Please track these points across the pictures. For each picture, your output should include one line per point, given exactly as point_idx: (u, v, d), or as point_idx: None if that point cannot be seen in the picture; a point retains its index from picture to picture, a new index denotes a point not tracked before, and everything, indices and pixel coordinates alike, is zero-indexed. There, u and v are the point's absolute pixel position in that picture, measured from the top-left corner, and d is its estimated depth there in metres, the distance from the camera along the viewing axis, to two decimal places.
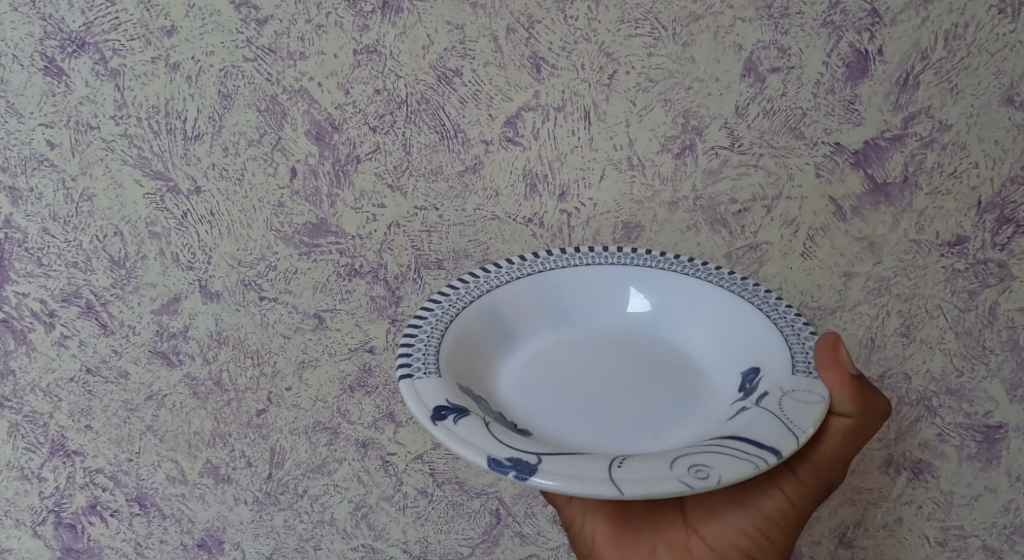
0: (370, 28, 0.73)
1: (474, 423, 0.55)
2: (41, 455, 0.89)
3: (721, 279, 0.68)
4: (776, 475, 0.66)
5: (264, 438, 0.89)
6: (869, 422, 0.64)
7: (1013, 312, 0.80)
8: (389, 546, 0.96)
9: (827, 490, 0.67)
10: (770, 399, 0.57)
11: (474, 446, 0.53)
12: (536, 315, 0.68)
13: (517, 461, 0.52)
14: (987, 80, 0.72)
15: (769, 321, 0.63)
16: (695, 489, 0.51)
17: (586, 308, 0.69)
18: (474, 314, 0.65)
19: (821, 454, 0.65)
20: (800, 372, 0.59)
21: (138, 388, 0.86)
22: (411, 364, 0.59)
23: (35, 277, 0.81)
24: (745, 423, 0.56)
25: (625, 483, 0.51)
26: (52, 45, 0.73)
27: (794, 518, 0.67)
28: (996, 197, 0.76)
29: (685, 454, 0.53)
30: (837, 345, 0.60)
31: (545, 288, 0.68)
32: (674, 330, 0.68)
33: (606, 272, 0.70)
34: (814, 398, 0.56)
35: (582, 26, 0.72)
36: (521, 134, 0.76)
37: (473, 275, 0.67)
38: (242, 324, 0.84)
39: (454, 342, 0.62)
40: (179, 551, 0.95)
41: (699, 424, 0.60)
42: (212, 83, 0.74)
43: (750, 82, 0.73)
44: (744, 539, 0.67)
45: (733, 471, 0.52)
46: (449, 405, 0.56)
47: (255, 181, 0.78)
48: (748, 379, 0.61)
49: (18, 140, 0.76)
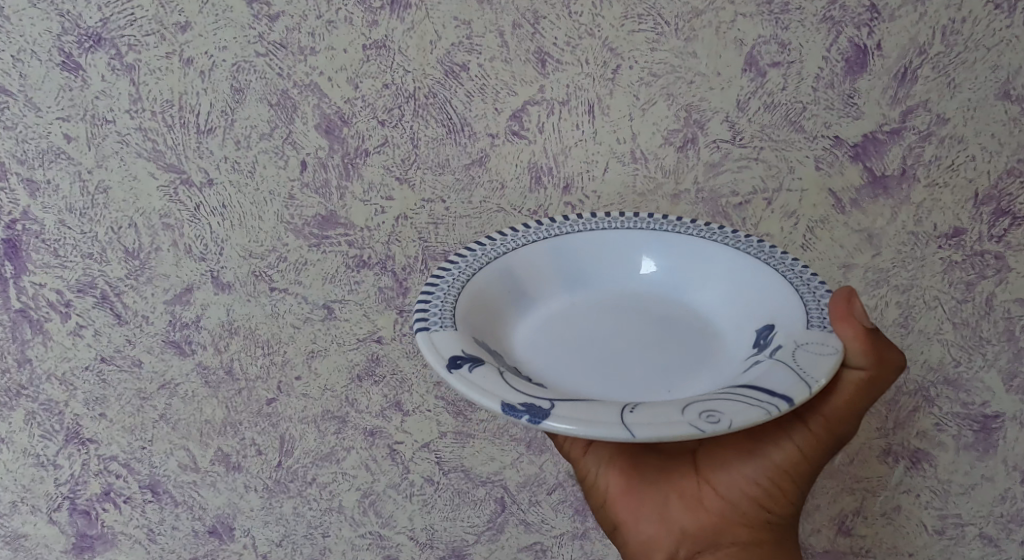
0: (379, 24, 0.74)
1: (489, 372, 0.57)
2: (56, 443, 0.91)
3: (736, 242, 0.69)
4: (787, 427, 0.67)
5: (274, 426, 0.91)
6: (883, 376, 0.63)
7: (1010, 303, 0.81)
8: (395, 533, 0.98)
9: (841, 441, 0.67)
10: (783, 350, 0.58)
11: (488, 392, 0.55)
12: (551, 277, 0.69)
13: (530, 406, 0.54)
14: (984, 75, 0.74)
15: (784, 280, 0.64)
16: (707, 434, 0.53)
17: (601, 271, 0.71)
18: (492, 274, 0.67)
19: (832, 407, 0.65)
20: (814, 327, 0.60)
21: (151, 377, 0.88)
22: (427, 320, 0.61)
23: (51, 267, 0.83)
24: (758, 374, 0.57)
25: (638, 426, 0.53)
26: (70, 40, 0.74)
27: (804, 469, 0.68)
28: (992, 189, 0.77)
29: (697, 400, 0.55)
30: (852, 298, 0.61)
31: (562, 251, 0.70)
32: (688, 291, 0.69)
33: (620, 235, 0.71)
34: (826, 349, 0.58)
35: (587, 22, 0.74)
36: (526, 128, 0.78)
37: (488, 238, 0.69)
38: (253, 314, 0.85)
39: (469, 300, 0.64)
40: (190, 538, 0.98)
41: (712, 378, 0.61)
42: (225, 78, 0.76)
43: (751, 77, 0.75)
44: (754, 488, 0.69)
45: (744, 415, 0.53)
46: (465, 355, 0.58)
47: (266, 174, 0.80)
48: (762, 335, 0.62)
49: (36, 133, 0.78)
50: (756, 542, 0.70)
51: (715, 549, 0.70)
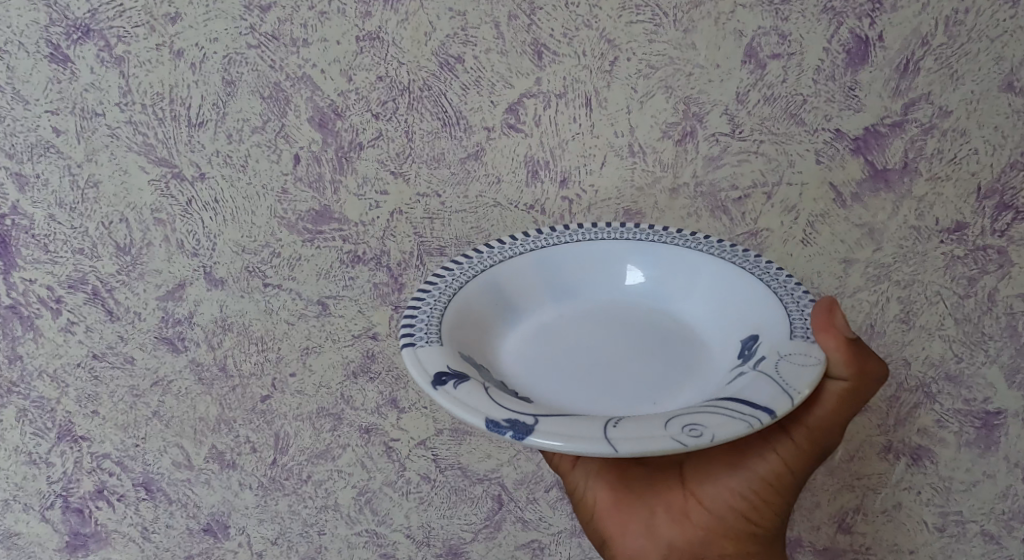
0: (372, 15, 0.73)
1: (474, 387, 0.56)
2: (48, 440, 0.90)
3: (722, 251, 0.68)
4: (770, 438, 0.67)
5: (269, 424, 0.90)
6: (864, 386, 0.63)
7: (1012, 298, 0.80)
8: (392, 531, 0.97)
9: (825, 453, 0.67)
10: (767, 362, 0.57)
11: (471, 409, 0.54)
12: (539, 289, 0.68)
13: (514, 422, 0.53)
14: (987, 66, 0.72)
15: (769, 289, 0.63)
16: (689, 447, 0.52)
17: (589, 282, 0.70)
18: (479, 287, 0.66)
19: (815, 418, 0.65)
20: (797, 337, 0.59)
21: (144, 374, 0.87)
22: (413, 334, 0.60)
23: (41, 263, 0.82)
24: (741, 386, 0.56)
25: (620, 441, 0.52)
26: (58, 32, 0.73)
27: (788, 480, 0.67)
28: (995, 183, 0.76)
29: (680, 414, 0.54)
30: (833, 308, 0.60)
31: (549, 262, 0.69)
32: (675, 301, 0.68)
33: (607, 243, 0.70)
34: (810, 360, 0.57)
35: (584, 12, 0.72)
36: (523, 121, 0.77)
37: (477, 250, 0.69)
38: (247, 310, 0.84)
39: (455, 314, 0.63)
40: (185, 536, 0.97)
41: (698, 390, 0.60)
42: (216, 70, 0.75)
43: (751, 69, 0.74)
44: (739, 501, 0.68)
45: (727, 429, 0.52)
46: (450, 370, 0.57)
47: (259, 168, 0.78)
48: (748, 345, 0.61)
49: (25, 126, 0.76)
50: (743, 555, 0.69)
51: None
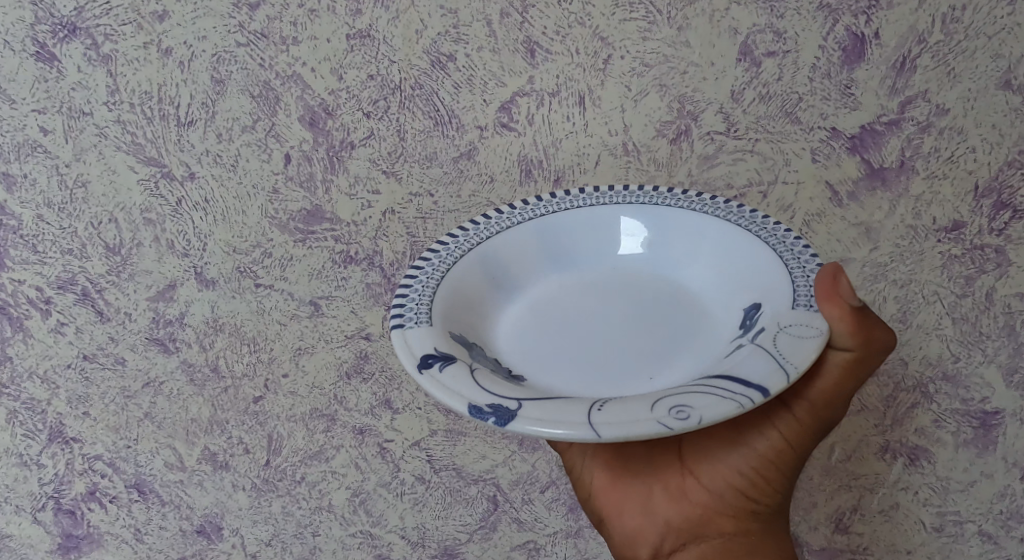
0: (363, 13, 0.72)
1: (458, 371, 0.55)
2: (39, 442, 0.89)
3: (727, 213, 0.66)
4: (770, 413, 0.65)
5: (261, 425, 0.90)
6: (870, 356, 0.61)
7: (1010, 297, 0.80)
8: (386, 532, 0.97)
9: (828, 426, 0.65)
10: (766, 334, 0.56)
11: (455, 394, 0.53)
12: (539, 261, 0.68)
13: (497, 408, 0.53)
14: (984, 64, 0.72)
15: (773, 254, 0.61)
16: (675, 431, 0.51)
17: (590, 250, 0.69)
18: (475, 261, 0.65)
19: (816, 391, 0.63)
20: (799, 307, 0.57)
21: (135, 375, 0.86)
22: (402, 316, 0.60)
23: (30, 263, 0.81)
24: (738, 360, 0.55)
25: (604, 426, 0.51)
26: (43, 30, 0.72)
27: (789, 456, 0.66)
28: (993, 181, 0.76)
29: (668, 395, 0.53)
30: (838, 275, 0.58)
31: (548, 232, 0.69)
32: (678, 267, 0.67)
33: (607, 213, 0.69)
34: (809, 332, 0.55)
35: (576, 10, 0.72)
36: (515, 120, 0.76)
37: (473, 222, 0.68)
38: (238, 311, 0.84)
39: (449, 290, 0.63)
40: (178, 538, 0.96)
41: (697, 360, 0.59)
42: (205, 69, 0.74)
43: (746, 66, 0.73)
44: (739, 478, 0.67)
45: (715, 411, 0.51)
46: (437, 352, 0.57)
47: (249, 167, 0.78)
48: (749, 316, 0.60)
49: (11, 125, 0.76)
50: (744, 533, 0.68)
51: (700, 541, 0.69)
